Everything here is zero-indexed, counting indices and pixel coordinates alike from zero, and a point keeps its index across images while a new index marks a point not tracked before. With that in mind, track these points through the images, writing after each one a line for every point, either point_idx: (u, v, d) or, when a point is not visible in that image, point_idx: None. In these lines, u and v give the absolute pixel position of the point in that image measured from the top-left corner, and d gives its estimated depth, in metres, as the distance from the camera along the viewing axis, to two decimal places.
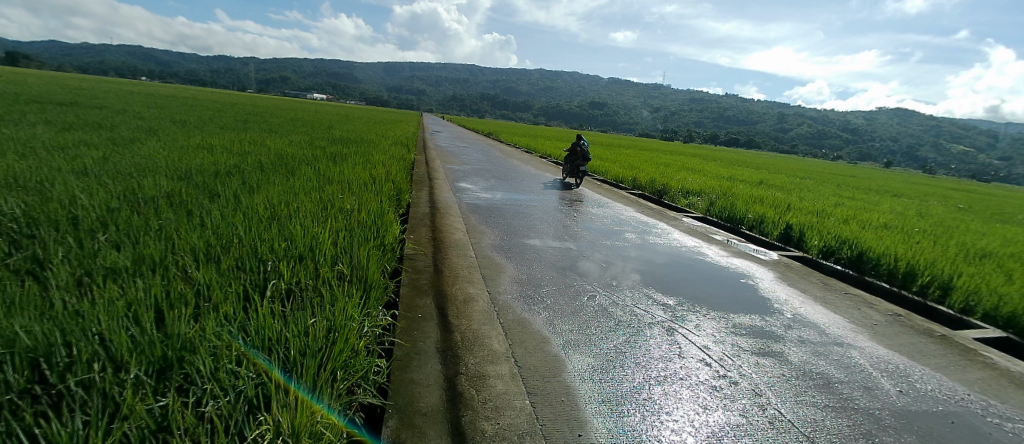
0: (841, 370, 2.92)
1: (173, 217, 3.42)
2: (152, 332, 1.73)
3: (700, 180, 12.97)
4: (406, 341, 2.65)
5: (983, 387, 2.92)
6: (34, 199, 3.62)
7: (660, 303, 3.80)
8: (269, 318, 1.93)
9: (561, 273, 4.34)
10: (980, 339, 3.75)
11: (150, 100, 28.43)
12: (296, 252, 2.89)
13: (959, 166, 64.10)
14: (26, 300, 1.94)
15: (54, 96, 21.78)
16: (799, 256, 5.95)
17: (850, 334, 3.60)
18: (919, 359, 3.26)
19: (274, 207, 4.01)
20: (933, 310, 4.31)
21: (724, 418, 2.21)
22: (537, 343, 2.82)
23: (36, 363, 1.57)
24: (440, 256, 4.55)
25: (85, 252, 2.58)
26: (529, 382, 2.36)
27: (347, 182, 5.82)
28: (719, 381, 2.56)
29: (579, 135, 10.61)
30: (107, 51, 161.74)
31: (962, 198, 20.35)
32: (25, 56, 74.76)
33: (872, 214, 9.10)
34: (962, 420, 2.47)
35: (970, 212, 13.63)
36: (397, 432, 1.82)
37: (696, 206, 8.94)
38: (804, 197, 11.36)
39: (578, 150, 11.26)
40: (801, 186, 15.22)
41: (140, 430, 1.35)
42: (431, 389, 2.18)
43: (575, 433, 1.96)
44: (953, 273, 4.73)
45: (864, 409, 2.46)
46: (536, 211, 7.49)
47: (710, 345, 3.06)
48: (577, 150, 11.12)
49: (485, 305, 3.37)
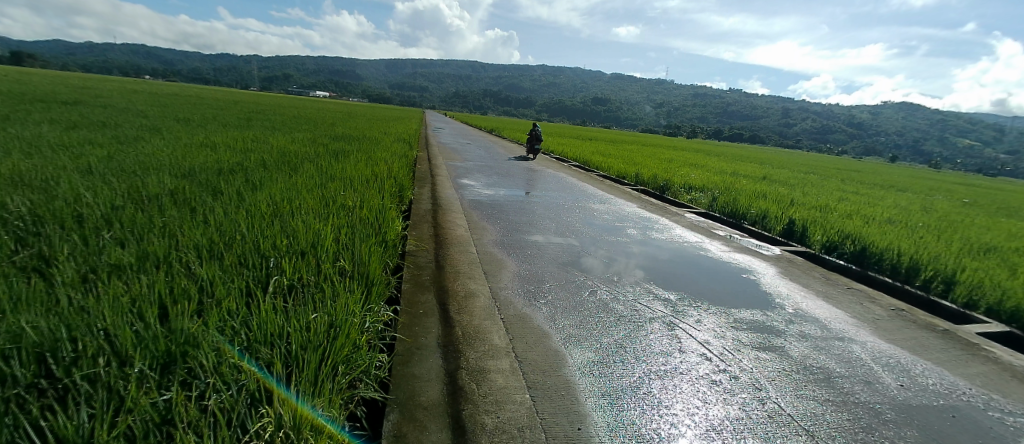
0: (842, 364, 2.92)
1: (177, 215, 3.43)
2: (155, 327, 1.75)
3: (703, 176, 12.93)
4: (408, 336, 2.67)
5: (985, 381, 2.91)
6: (40, 197, 3.64)
7: (661, 298, 3.80)
8: (271, 313, 1.95)
9: (563, 269, 4.34)
10: (983, 334, 3.73)
11: (152, 98, 28.49)
12: (297, 249, 2.91)
13: (966, 160, 63.49)
14: (32, 296, 1.97)
15: (56, 96, 21.75)
16: (801, 252, 5.94)
17: (851, 329, 3.60)
18: (920, 354, 3.25)
19: (276, 204, 4.02)
20: (936, 305, 4.29)
21: (724, 413, 2.22)
22: (537, 338, 2.83)
23: (42, 358, 1.60)
24: (442, 252, 4.56)
25: (89, 249, 2.61)
26: (530, 376, 2.37)
27: (349, 179, 5.83)
28: (720, 376, 2.57)
29: (533, 125, 15.22)
30: (110, 49, 162.09)
31: (970, 193, 20.14)
32: (30, 55, 75.08)
33: (875, 209, 9.06)
34: (962, 415, 2.47)
35: (976, 207, 13.54)
36: (398, 425, 1.83)
37: (699, 202, 8.93)
38: (808, 192, 11.32)
39: (536, 134, 16.06)
40: (804, 182, 15.17)
41: (145, 423, 1.38)
42: (433, 384, 2.19)
43: (575, 426, 1.98)
44: (956, 269, 4.70)
45: (864, 403, 2.47)
46: (537, 207, 7.46)
47: (710, 340, 3.06)
48: (533, 133, 16.00)
49: (486, 301, 3.39)
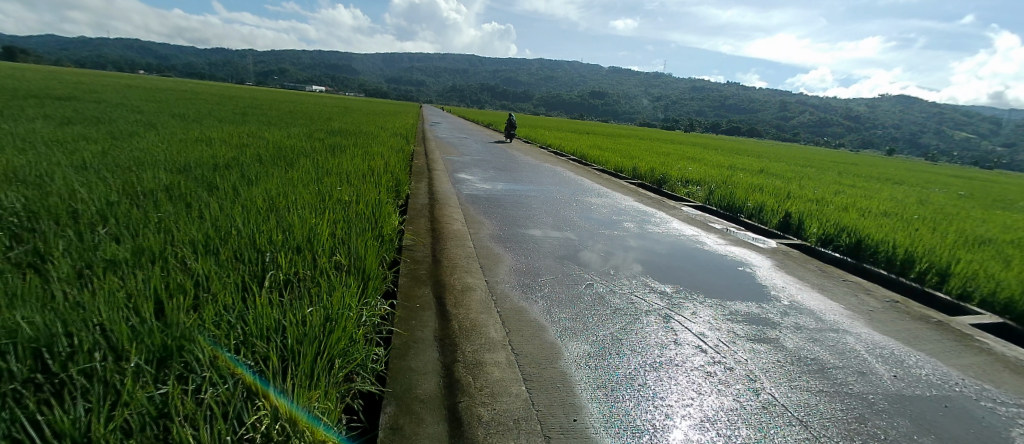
0: (835, 355, 2.95)
1: (173, 211, 3.42)
2: (151, 322, 1.76)
3: (701, 169, 12.98)
4: (404, 329, 2.68)
5: (977, 371, 2.95)
6: (34, 194, 3.61)
7: (656, 290, 3.83)
8: (267, 307, 1.96)
9: (560, 262, 4.36)
10: (977, 325, 3.76)
11: (146, 93, 28.24)
12: (293, 243, 2.91)
13: (962, 152, 63.64)
14: (28, 291, 1.97)
15: (49, 91, 21.53)
16: (797, 244, 5.96)
17: (846, 320, 3.63)
18: (914, 345, 3.28)
19: (272, 200, 4.00)
20: (931, 296, 4.33)
21: (719, 403, 2.24)
22: (534, 331, 2.85)
23: (39, 353, 1.60)
24: (439, 246, 4.57)
25: (85, 245, 2.60)
26: (526, 369, 2.39)
27: (345, 174, 5.81)
28: (715, 367, 2.59)
29: (508, 116, 18.41)
30: (104, 44, 160.74)
31: (967, 186, 20.21)
32: (24, 51, 74.39)
33: (871, 202, 9.11)
34: (954, 405, 2.49)
35: (972, 199, 13.61)
36: (395, 418, 1.85)
37: (696, 195, 8.96)
38: (804, 185, 11.35)
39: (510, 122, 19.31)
40: (800, 175, 15.22)
41: (141, 417, 1.39)
42: (429, 377, 2.20)
43: (570, 418, 1.99)
44: (951, 260, 4.74)
45: (857, 393, 2.49)
46: (534, 201, 7.47)
47: (706, 333, 3.08)
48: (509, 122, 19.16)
49: (483, 294, 3.41)
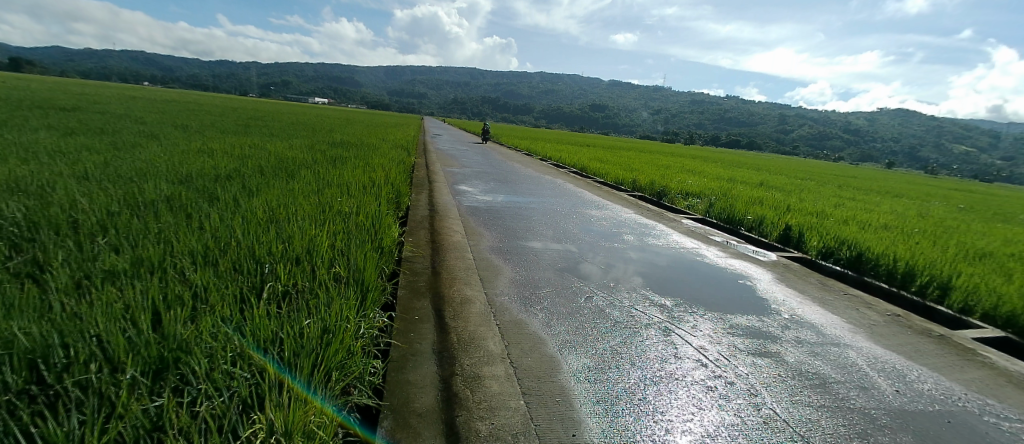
0: (838, 370, 2.92)
1: (173, 221, 3.44)
2: (148, 333, 1.75)
3: (701, 182, 12.96)
4: (403, 342, 2.67)
5: (981, 386, 2.92)
6: (35, 203, 3.65)
7: (656, 304, 3.80)
8: (265, 319, 1.96)
9: (560, 275, 4.34)
10: (979, 339, 3.74)
11: (150, 104, 28.47)
12: (292, 255, 2.92)
13: (961, 166, 63.76)
14: (26, 302, 1.96)
15: (56, 102, 21.72)
16: (798, 257, 5.96)
17: (847, 334, 3.61)
18: (917, 359, 3.25)
19: (273, 210, 4.02)
20: (932, 310, 4.30)
21: (719, 418, 2.22)
22: (533, 344, 2.83)
23: (34, 365, 1.59)
24: (438, 258, 4.57)
25: (85, 255, 2.61)
26: (524, 382, 2.37)
27: (346, 185, 5.86)
28: (715, 382, 2.57)
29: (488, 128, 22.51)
30: (110, 55, 162.61)
31: (965, 199, 20.26)
32: (30, 62, 75.20)
33: (871, 215, 9.13)
34: (957, 420, 2.46)
35: (971, 212, 13.65)
36: (392, 432, 1.83)
37: (696, 208, 8.95)
38: (804, 198, 11.35)
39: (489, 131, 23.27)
40: (799, 187, 15.23)
41: (136, 429, 1.38)
42: (428, 391, 2.19)
43: (569, 433, 1.97)
44: (952, 273, 4.72)
45: (859, 409, 2.46)
46: (535, 213, 7.46)
47: (706, 346, 3.06)
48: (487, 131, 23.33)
49: (482, 307, 3.39)
